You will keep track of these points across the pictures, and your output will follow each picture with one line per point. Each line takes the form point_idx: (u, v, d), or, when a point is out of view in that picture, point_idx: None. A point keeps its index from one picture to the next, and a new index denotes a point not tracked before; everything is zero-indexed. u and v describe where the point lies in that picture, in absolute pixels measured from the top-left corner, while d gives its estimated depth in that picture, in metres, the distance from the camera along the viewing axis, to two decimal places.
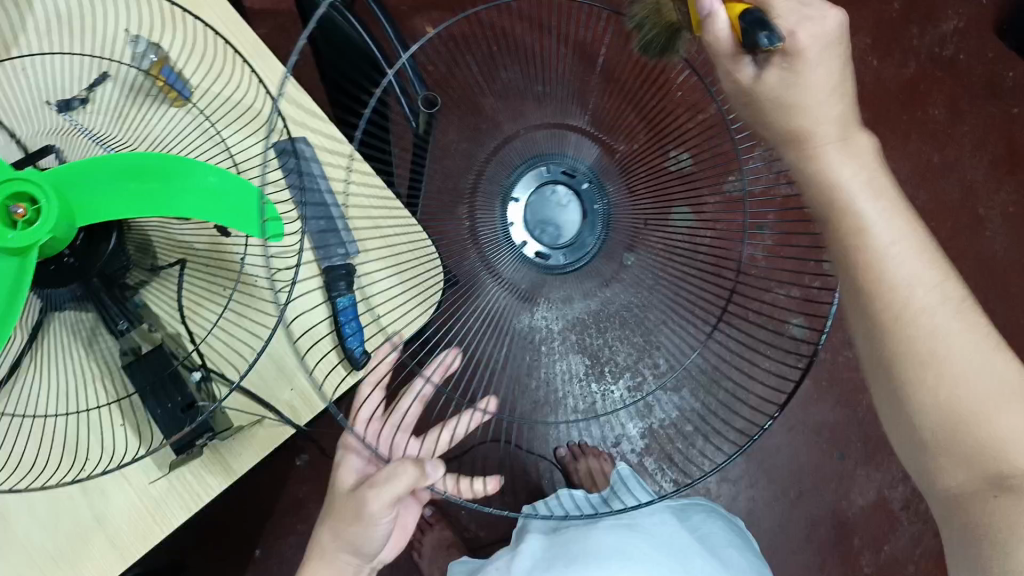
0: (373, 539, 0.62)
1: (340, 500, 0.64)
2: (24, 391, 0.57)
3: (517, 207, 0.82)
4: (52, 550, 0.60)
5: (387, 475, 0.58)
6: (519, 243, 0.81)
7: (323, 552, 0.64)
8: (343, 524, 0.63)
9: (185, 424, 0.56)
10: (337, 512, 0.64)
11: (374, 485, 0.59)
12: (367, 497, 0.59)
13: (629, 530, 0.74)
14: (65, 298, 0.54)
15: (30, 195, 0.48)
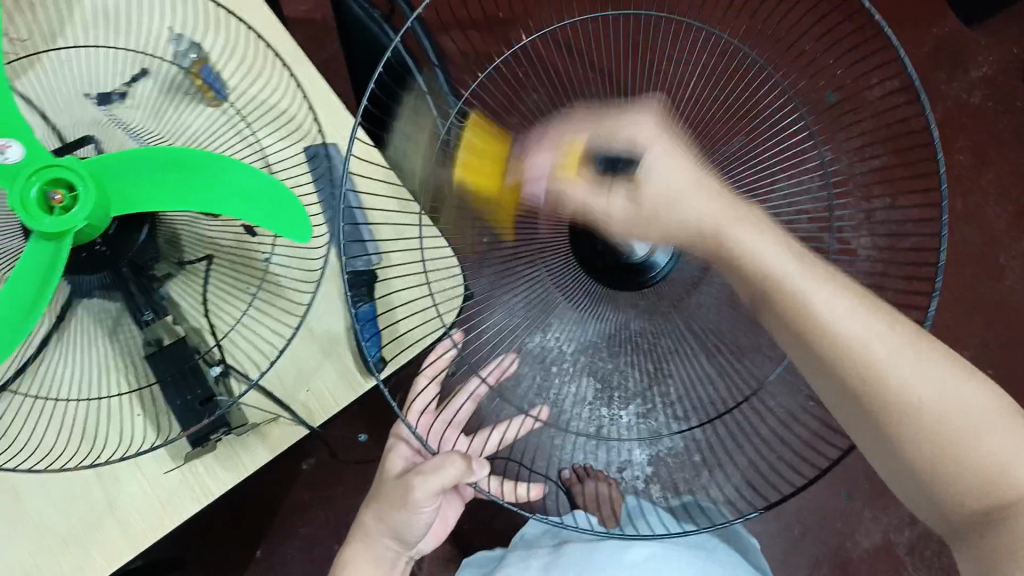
0: (414, 525, 0.63)
1: (386, 485, 0.65)
2: (48, 374, 0.58)
3: None
4: (61, 534, 0.61)
5: (435, 467, 0.58)
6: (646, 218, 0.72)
7: (367, 534, 0.66)
8: (385, 509, 0.64)
9: (203, 417, 0.57)
10: (382, 496, 0.65)
11: (421, 475, 0.59)
12: (412, 484, 0.59)
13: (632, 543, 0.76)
14: (94, 285, 0.55)
15: (68, 182, 0.49)
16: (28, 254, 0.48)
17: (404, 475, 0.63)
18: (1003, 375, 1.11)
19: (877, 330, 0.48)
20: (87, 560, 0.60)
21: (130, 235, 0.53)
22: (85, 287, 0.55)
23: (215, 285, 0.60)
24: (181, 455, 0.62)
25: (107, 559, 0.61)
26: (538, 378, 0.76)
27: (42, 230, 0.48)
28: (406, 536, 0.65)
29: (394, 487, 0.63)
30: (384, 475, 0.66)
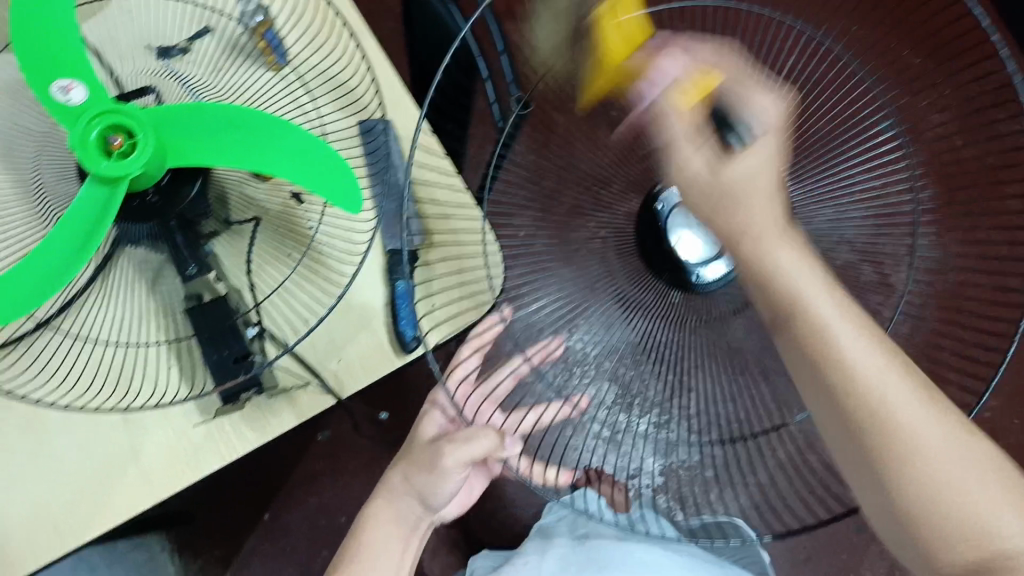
0: (440, 492, 0.64)
1: (416, 450, 0.67)
2: (87, 319, 0.58)
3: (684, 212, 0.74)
4: (84, 476, 0.61)
5: (468, 435, 0.61)
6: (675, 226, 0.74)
7: (390, 493, 0.68)
8: (413, 469, 0.66)
9: (238, 373, 0.58)
10: (411, 460, 0.67)
11: (453, 440, 0.62)
12: (445, 451, 0.62)
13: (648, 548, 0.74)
14: (143, 234, 0.55)
15: (128, 129, 0.49)
16: (82, 196, 0.49)
17: (436, 440, 0.66)
18: None
19: (910, 372, 0.49)
20: (107, 503, 0.61)
21: (181, 188, 0.53)
22: (133, 234, 0.55)
23: (258, 248, 0.60)
24: (209, 411, 0.63)
25: (126, 505, 0.61)
26: (564, 373, 0.73)
27: (97, 174, 0.48)
28: (430, 504, 0.66)
29: (424, 451, 0.66)
30: (415, 441, 0.69)
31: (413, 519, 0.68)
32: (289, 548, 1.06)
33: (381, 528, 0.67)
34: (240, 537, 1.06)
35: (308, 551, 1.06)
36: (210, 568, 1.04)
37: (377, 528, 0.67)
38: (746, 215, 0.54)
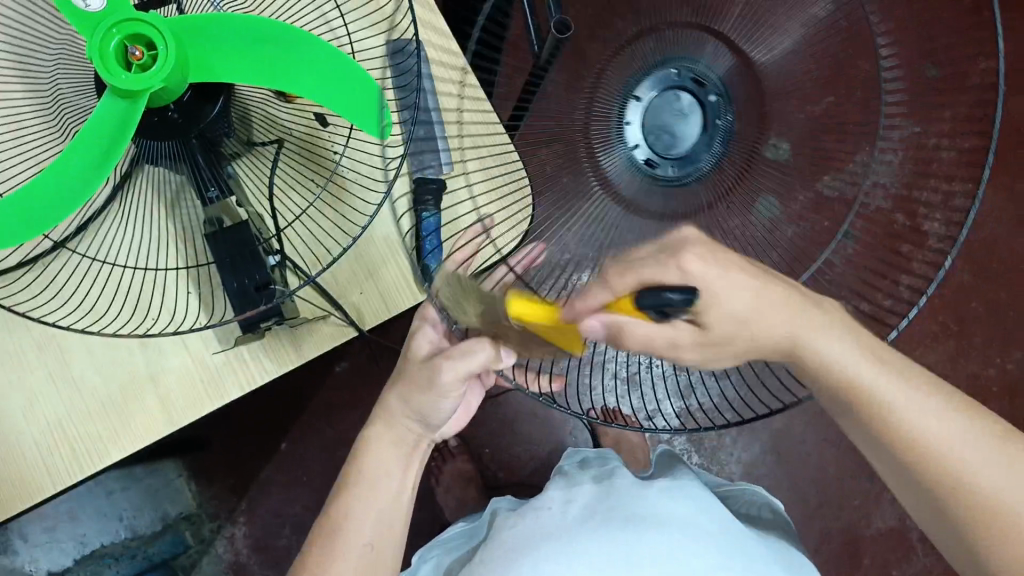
0: (441, 410, 0.59)
1: (411, 367, 0.60)
2: (107, 238, 0.57)
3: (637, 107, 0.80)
4: (104, 399, 0.61)
5: (466, 350, 0.55)
6: (631, 144, 0.80)
7: (389, 415, 0.61)
8: (410, 388, 0.59)
9: (258, 304, 0.55)
10: (408, 376, 0.60)
11: (450, 357, 0.55)
12: (440, 366, 0.56)
13: (679, 494, 0.64)
14: (160, 152, 0.53)
15: (148, 39, 0.46)
16: (99, 109, 0.46)
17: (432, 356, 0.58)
18: None
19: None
20: (126, 428, 0.61)
21: (202, 106, 0.52)
22: (150, 153, 0.53)
23: (280, 172, 0.58)
24: (228, 339, 0.61)
25: (144, 432, 0.61)
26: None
27: (116, 86, 0.45)
28: (431, 420, 0.61)
29: (422, 367, 0.58)
30: (408, 355, 0.60)
31: (413, 437, 0.62)
32: (304, 476, 1.06)
33: (385, 450, 0.61)
34: (255, 466, 1.06)
35: (323, 480, 1.06)
36: (224, 495, 1.06)
37: (378, 447, 0.61)
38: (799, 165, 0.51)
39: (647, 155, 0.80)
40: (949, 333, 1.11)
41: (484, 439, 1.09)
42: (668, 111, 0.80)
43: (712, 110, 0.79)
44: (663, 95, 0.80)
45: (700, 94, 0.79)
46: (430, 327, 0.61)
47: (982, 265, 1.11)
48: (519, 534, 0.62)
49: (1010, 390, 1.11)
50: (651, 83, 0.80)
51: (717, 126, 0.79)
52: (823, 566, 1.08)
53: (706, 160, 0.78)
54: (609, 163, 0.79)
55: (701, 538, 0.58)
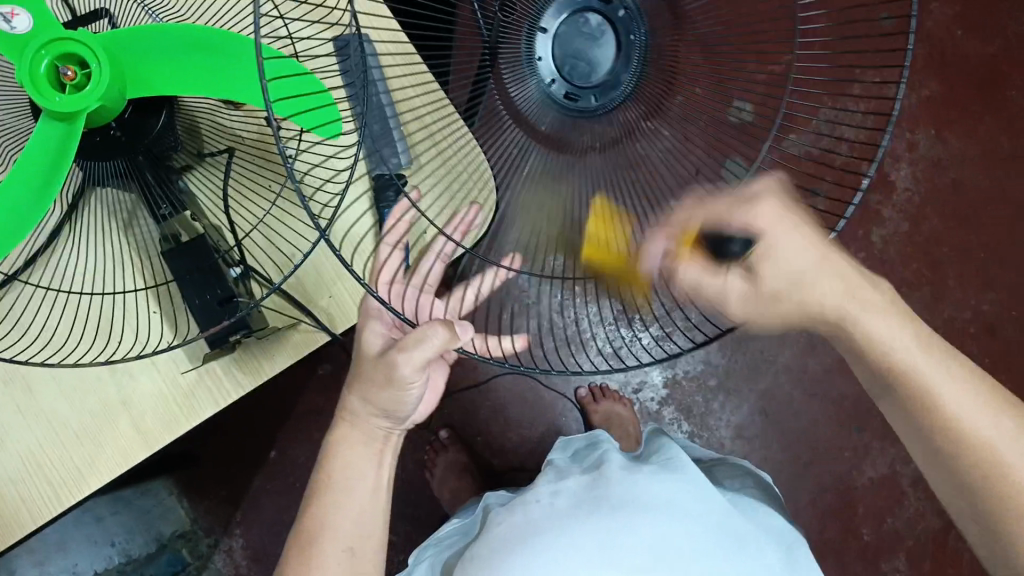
0: (406, 403, 0.58)
1: (367, 367, 0.58)
2: (60, 267, 0.56)
3: (545, 39, 0.72)
4: (78, 428, 0.60)
5: (417, 340, 0.52)
6: (547, 80, 0.72)
7: (353, 415, 0.60)
8: (370, 389, 0.58)
9: (223, 318, 0.54)
10: (365, 376, 0.58)
11: (403, 350, 0.53)
12: (396, 361, 0.54)
13: (667, 475, 0.63)
14: (106, 173, 0.52)
15: (80, 58, 0.45)
16: (35, 133, 0.45)
17: (386, 351, 0.56)
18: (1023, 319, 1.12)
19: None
20: (103, 454, 0.60)
21: (147, 121, 0.51)
22: (97, 175, 0.52)
23: (235, 181, 0.57)
24: (197, 357, 0.60)
25: (122, 459, 0.60)
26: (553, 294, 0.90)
27: (52, 109, 0.44)
28: (397, 415, 0.59)
29: (377, 366, 0.56)
30: (362, 355, 0.59)
31: (382, 434, 0.61)
32: (297, 482, 1.05)
33: (356, 451, 0.60)
34: (246, 476, 1.05)
35: None
36: (219, 508, 1.05)
37: (349, 450, 0.60)
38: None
39: (568, 88, 0.72)
40: (924, 279, 1.11)
41: (475, 428, 1.09)
42: (580, 38, 0.72)
43: (623, 27, 0.71)
44: (571, 19, 0.72)
45: (609, 12, 0.72)
46: (377, 322, 0.59)
47: (952, 209, 1.12)
48: (508, 531, 0.62)
49: (989, 330, 1.12)
50: (555, 8, 0.72)
51: (630, 42, 0.71)
52: (820, 520, 1.09)
53: (627, 84, 0.71)
54: (520, 100, 0.70)
55: (694, 523, 0.59)
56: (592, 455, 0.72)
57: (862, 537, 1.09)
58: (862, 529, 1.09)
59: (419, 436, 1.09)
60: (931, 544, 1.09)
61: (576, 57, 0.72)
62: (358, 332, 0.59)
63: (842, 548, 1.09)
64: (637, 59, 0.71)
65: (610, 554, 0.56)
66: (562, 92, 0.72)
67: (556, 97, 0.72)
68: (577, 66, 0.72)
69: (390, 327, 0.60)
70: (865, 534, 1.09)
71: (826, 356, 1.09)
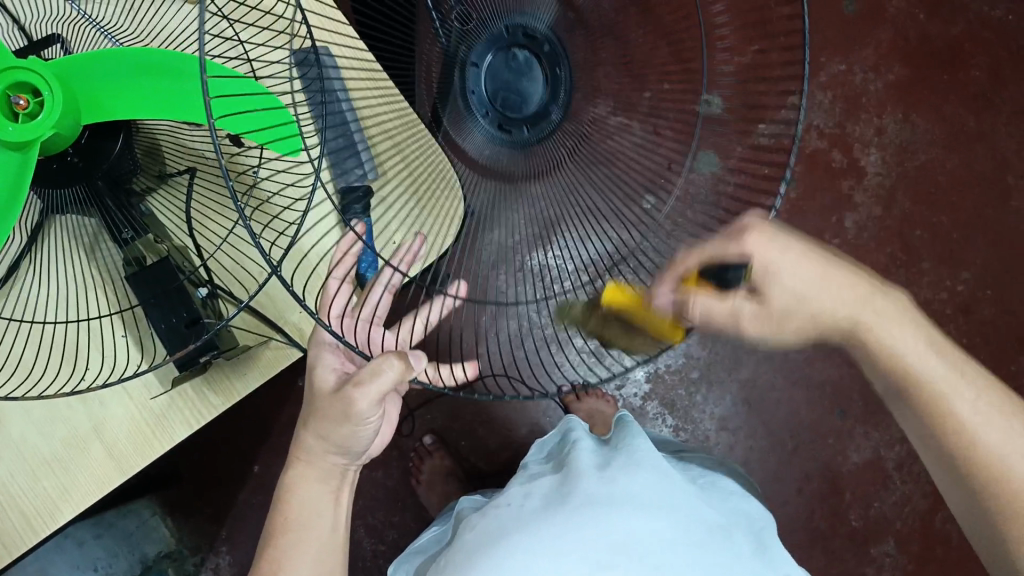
0: (360, 438, 0.58)
1: (321, 402, 0.57)
2: (23, 296, 0.56)
3: (477, 73, 0.72)
4: (48, 457, 0.59)
5: (373, 373, 0.52)
6: (480, 114, 0.73)
7: (308, 454, 0.60)
8: (325, 425, 0.57)
9: (189, 341, 0.55)
10: (319, 413, 0.58)
11: (360, 385, 0.53)
12: (353, 397, 0.54)
13: (633, 468, 0.64)
14: (68, 200, 0.52)
15: (31, 86, 0.44)
16: None
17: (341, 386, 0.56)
18: (999, 296, 1.14)
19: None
20: (76, 483, 0.59)
21: (103, 145, 0.51)
22: (56, 203, 0.52)
23: (197, 200, 0.57)
24: (168, 380, 0.60)
25: (95, 486, 0.60)
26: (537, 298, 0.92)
27: (5, 140, 0.44)
28: (353, 450, 0.59)
29: (332, 403, 0.56)
30: (315, 393, 0.58)
31: (339, 470, 0.61)
32: None
33: (311, 489, 0.60)
34: (230, 492, 1.05)
35: None
36: (204, 526, 1.04)
37: (304, 488, 0.60)
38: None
39: (502, 122, 0.73)
40: (898, 263, 1.12)
41: (459, 432, 1.09)
42: (509, 72, 0.73)
43: (550, 61, 0.72)
44: (499, 55, 0.72)
45: (537, 48, 0.72)
46: (329, 355, 0.59)
47: (923, 191, 1.13)
48: (477, 538, 0.62)
49: (965, 309, 1.13)
50: (482, 45, 0.72)
51: (557, 76, 0.72)
52: (808, 506, 1.10)
53: (557, 117, 0.72)
54: (463, 139, 0.73)
55: (666, 515, 0.59)
56: (564, 451, 0.72)
57: (850, 525, 1.10)
58: (851, 514, 1.10)
59: (403, 444, 1.08)
60: (919, 527, 1.11)
61: (509, 91, 0.73)
62: (310, 368, 0.59)
63: (830, 536, 1.10)
64: (564, 93, 0.72)
65: (577, 544, 0.57)
66: (495, 125, 0.73)
67: (491, 132, 0.73)
68: (508, 99, 0.73)
69: (341, 359, 0.60)
70: (854, 519, 1.10)
71: (806, 343, 1.10)
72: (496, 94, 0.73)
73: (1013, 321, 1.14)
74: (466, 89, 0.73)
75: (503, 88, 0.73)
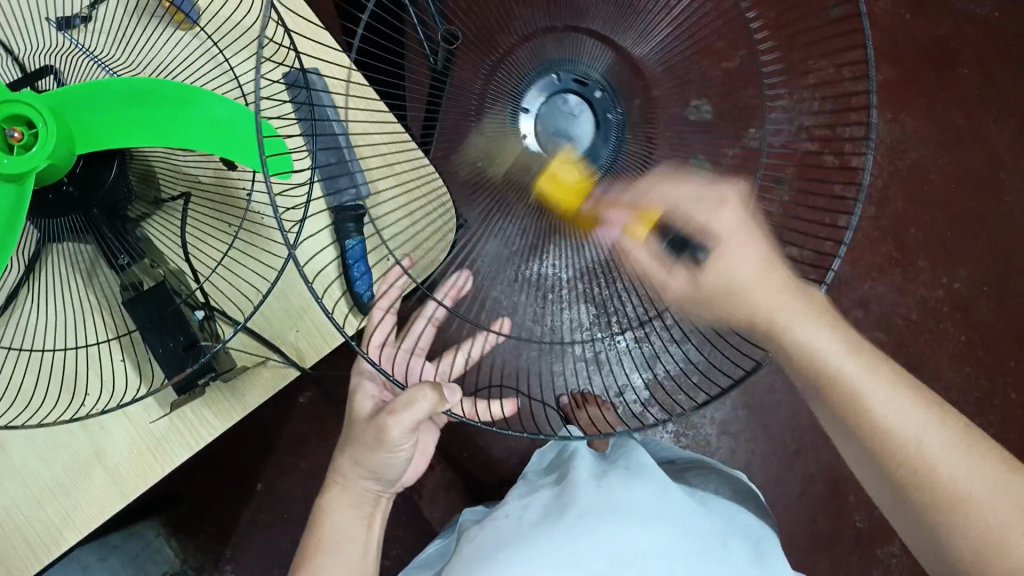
0: (393, 464, 0.59)
1: (356, 430, 0.59)
2: (23, 324, 0.57)
3: (528, 119, 0.77)
4: (51, 483, 0.60)
5: (406, 403, 0.54)
6: (530, 155, 0.76)
7: (343, 477, 0.60)
8: (359, 452, 0.58)
9: (187, 364, 0.55)
10: (354, 440, 0.59)
11: (393, 413, 0.54)
12: (384, 424, 0.55)
13: (631, 481, 0.64)
14: (64, 229, 0.53)
15: (25, 118, 0.45)
16: None
17: (375, 413, 0.58)
18: (996, 292, 1.14)
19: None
20: (78, 508, 0.60)
21: (97, 173, 0.52)
22: (51, 231, 0.53)
23: (192, 224, 0.58)
24: (167, 403, 0.61)
25: (96, 511, 0.60)
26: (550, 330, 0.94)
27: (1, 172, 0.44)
28: (386, 477, 0.60)
29: (366, 428, 0.57)
30: (354, 418, 0.60)
31: (372, 497, 0.62)
32: (286, 514, 1.05)
33: (345, 513, 0.61)
34: (235, 510, 1.05)
35: (305, 513, 1.06)
36: (209, 545, 1.05)
37: (337, 514, 0.60)
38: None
39: (551, 162, 0.76)
40: (894, 262, 1.13)
41: (461, 445, 1.09)
42: (561, 116, 0.77)
43: (600, 106, 0.77)
44: (551, 101, 0.77)
45: (586, 93, 0.77)
46: (368, 383, 0.62)
47: (916, 191, 1.14)
48: (477, 550, 0.63)
49: (963, 307, 1.13)
50: (534, 91, 0.77)
51: (608, 120, 0.77)
52: (812, 509, 1.10)
53: (608, 157, 0.75)
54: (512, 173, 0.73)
55: (662, 529, 0.59)
56: (563, 462, 0.73)
57: (855, 526, 1.10)
58: (855, 516, 1.10)
59: None
60: None
61: (560, 133, 0.77)
62: (350, 396, 0.62)
63: (834, 538, 1.10)
64: (617, 137, 0.76)
65: (573, 555, 0.57)
66: (545, 166, 0.76)
67: (539, 170, 0.76)
68: (560, 142, 0.76)
69: (380, 388, 0.63)
70: (859, 521, 1.11)
71: None
72: (547, 139, 0.77)
73: (1011, 317, 1.14)
74: (513, 132, 0.76)
75: (555, 132, 0.77)
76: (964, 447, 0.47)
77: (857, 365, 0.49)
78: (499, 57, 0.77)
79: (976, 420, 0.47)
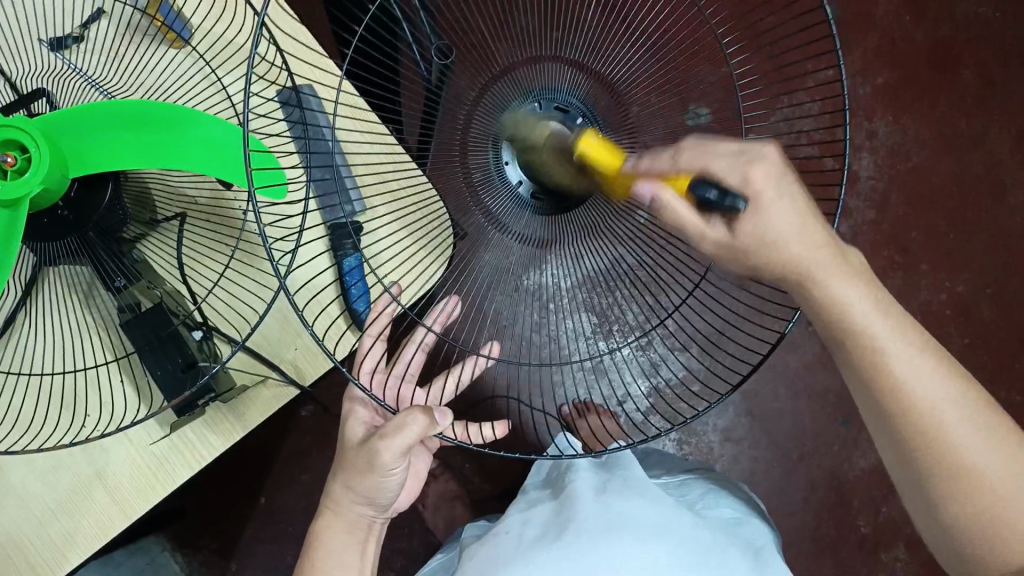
0: (386, 490, 0.58)
1: (350, 453, 0.59)
2: (21, 347, 0.57)
3: (510, 145, 0.70)
4: (52, 505, 0.59)
5: (398, 426, 0.54)
6: (514, 181, 0.70)
7: (336, 504, 0.60)
8: (351, 476, 0.58)
9: (186, 385, 0.55)
10: (347, 464, 0.59)
11: (384, 437, 0.54)
12: (377, 448, 0.55)
13: (633, 494, 0.64)
14: (57, 252, 0.53)
15: (19, 143, 0.45)
16: None
17: (367, 437, 0.57)
18: (999, 296, 1.14)
19: (878, 308, 0.48)
20: (79, 529, 0.59)
21: (92, 197, 0.52)
22: (48, 255, 0.53)
23: (188, 245, 0.58)
24: (168, 423, 0.61)
25: (97, 533, 0.60)
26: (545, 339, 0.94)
27: None
28: (377, 503, 0.60)
29: (358, 453, 0.57)
30: (344, 443, 0.60)
31: (365, 523, 0.61)
32: (289, 527, 1.05)
33: (336, 539, 0.60)
34: (237, 524, 1.05)
35: (308, 525, 1.05)
36: (213, 559, 1.04)
37: (329, 537, 0.60)
38: (729, 167, 0.47)
39: (535, 189, 0.71)
40: (896, 267, 1.12)
41: (463, 456, 1.08)
42: None
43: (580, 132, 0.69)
44: (531, 125, 0.69)
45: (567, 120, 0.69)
46: (360, 409, 0.62)
47: (918, 194, 1.13)
48: (477, 566, 0.63)
49: (964, 310, 1.13)
50: (515, 117, 0.69)
51: None
52: (815, 515, 1.10)
53: None
54: (496, 205, 0.71)
55: (665, 543, 0.59)
56: (561, 476, 0.72)
57: (859, 530, 1.10)
58: (859, 521, 1.10)
59: None
60: None
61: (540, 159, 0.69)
62: (343, 420, 0.62)
63: (839, 543, 1.10)
64: None
65: (571, 569, 0.57)
66: (529, 194, 0.71)
67: (524, 201, 0.71)
68: (542, 169, 0.69)
69: (371, 413, 0.62)
70: (863, 526, 1.10)
71: (805, 348, 1.10)
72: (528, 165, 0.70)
73: (1013, 320, 1.13)
74: (497, 160, 0.70)
75: (533, 158, 0.69)
76: (962, 456, 0.47)
77: (861, 374, 0.48)
78: (497, 73, 0.70)
79: (972, 429, 0.47)
